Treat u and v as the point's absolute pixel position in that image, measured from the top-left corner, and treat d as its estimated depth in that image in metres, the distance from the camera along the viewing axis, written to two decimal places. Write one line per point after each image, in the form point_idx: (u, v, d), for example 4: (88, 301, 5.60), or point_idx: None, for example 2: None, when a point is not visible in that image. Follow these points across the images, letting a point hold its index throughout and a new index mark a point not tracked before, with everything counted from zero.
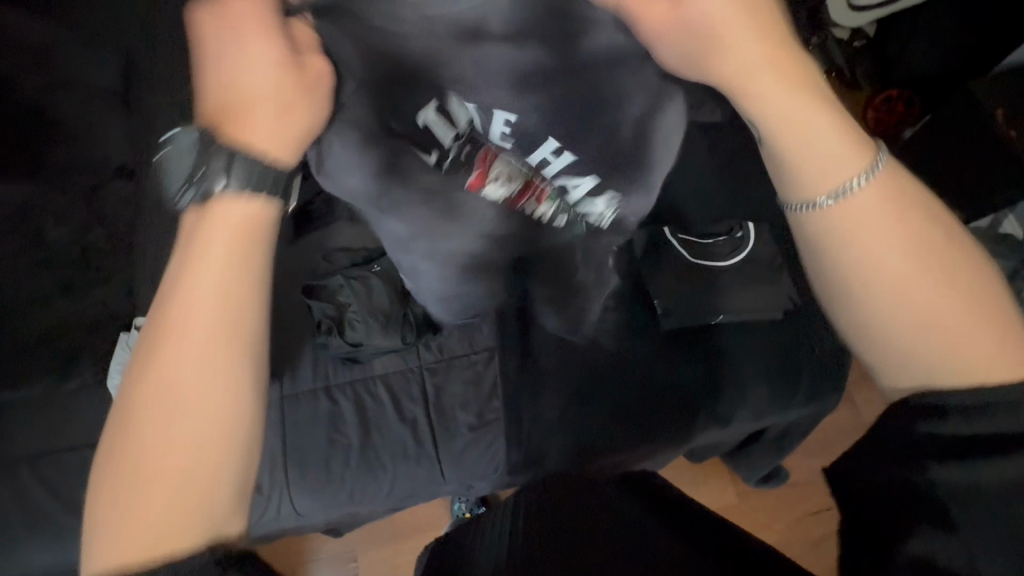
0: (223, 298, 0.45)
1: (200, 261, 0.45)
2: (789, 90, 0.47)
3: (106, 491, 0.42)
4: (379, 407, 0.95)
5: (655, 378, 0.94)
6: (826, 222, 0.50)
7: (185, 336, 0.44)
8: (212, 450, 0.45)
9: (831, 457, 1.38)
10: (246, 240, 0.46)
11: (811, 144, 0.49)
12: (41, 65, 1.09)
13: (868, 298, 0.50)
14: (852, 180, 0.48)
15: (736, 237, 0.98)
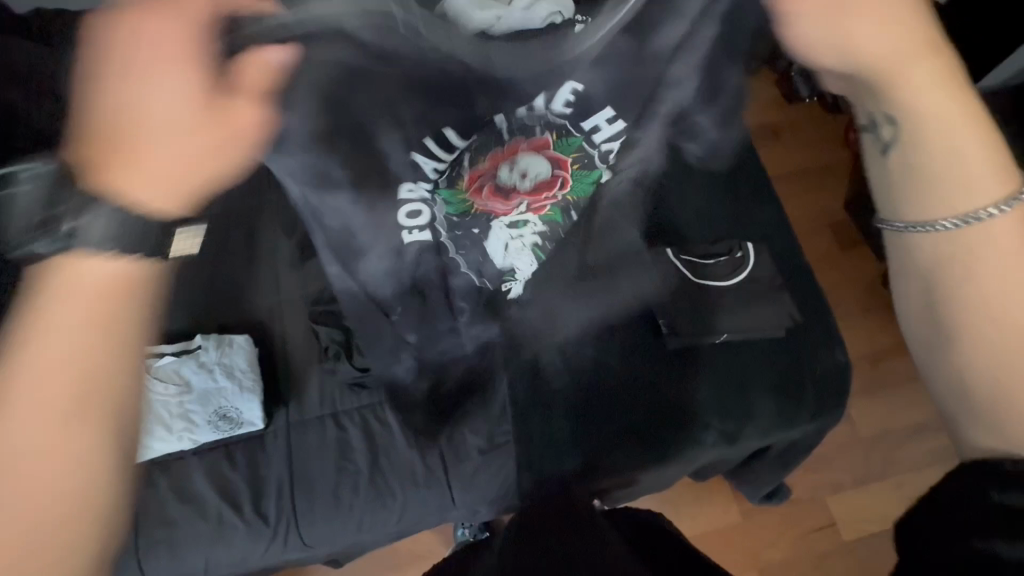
0: (87, 354, 0.37)
1: (49, 312, 0.37)
2: (938, 93, 0.43)
3: None
4: (388, 432, 0.95)
5: (662, 396, 0.95)
6: (937, 252, 0.45)
7: (34, 394, 0.36)
8: (70, 535, 0.36)
9: (832, 472, 1.40)
10: (110, 295, 0.38)
11: (967, 164, 0.43)
12: None
13: (962, 317, 0.45)
14: (980, 206, 0.43)
15: (736, 256, 1.02)
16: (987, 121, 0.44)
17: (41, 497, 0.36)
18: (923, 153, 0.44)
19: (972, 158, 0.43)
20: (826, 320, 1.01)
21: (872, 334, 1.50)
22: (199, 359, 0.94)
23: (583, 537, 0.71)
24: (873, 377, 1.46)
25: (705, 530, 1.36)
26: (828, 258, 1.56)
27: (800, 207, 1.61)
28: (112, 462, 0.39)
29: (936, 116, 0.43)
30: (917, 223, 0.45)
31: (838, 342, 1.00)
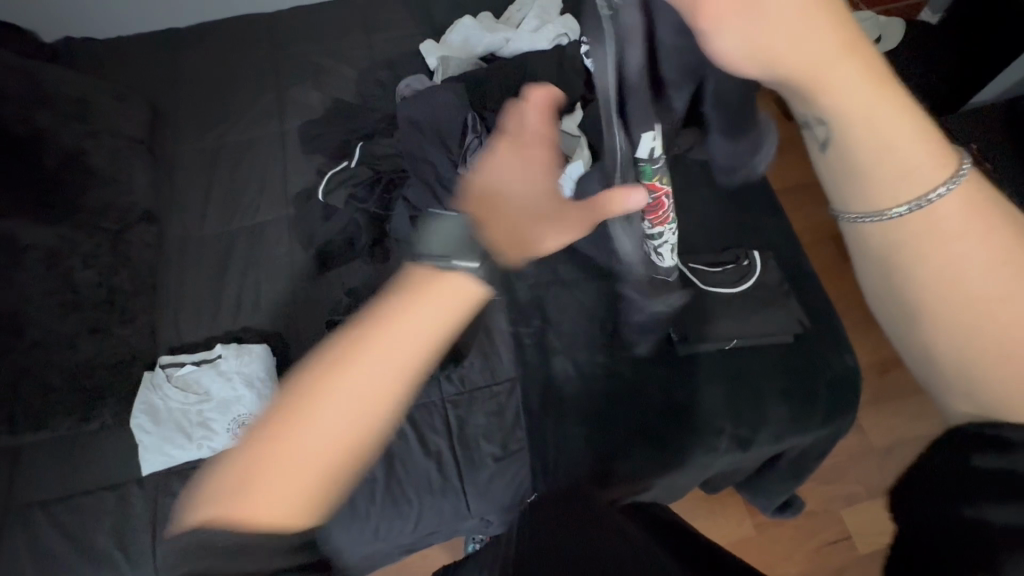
0: (430, 345, 0.47)
1: (408, 307, 0.47)
2: (865, 84, 0.37)
3: (257, 465, 0.43)
4: (402, 440, 0.95)
5: (675, 402, 0.96)
6: (892, 238, 0.38)
7: (362, 364, 0.45)
8: (336, 462, 0.45)
9: (845, 483, 1.39)
10: (462, 303, 0.49)
11: (907, 149, 0.37)
12: (76, 118, 1.16)
13: (925, 301, 0.38)
14: (928, 188, 0.37)
15: (742, 265, 1.03)
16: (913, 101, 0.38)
17: (339, 428, 0.45)
18: (867, 141, 0.37)
19: (912, 143, 0.37)
20: (834, 326, 1.02)
21: (879, 344, 1.51)
22: (217, 368, 0.97)
23: (592, 528, 0.75)
24: (882, 386, 1.47)
25: (719, 543, 1.35)
26: (832, 269, 1.58)
27: (803, 220, 1.63)
28: (386, 426, 0.47)
29: (871, 105, 0.37)
30: (873, 213, 0.38)
31: (847, 348, 1.01)
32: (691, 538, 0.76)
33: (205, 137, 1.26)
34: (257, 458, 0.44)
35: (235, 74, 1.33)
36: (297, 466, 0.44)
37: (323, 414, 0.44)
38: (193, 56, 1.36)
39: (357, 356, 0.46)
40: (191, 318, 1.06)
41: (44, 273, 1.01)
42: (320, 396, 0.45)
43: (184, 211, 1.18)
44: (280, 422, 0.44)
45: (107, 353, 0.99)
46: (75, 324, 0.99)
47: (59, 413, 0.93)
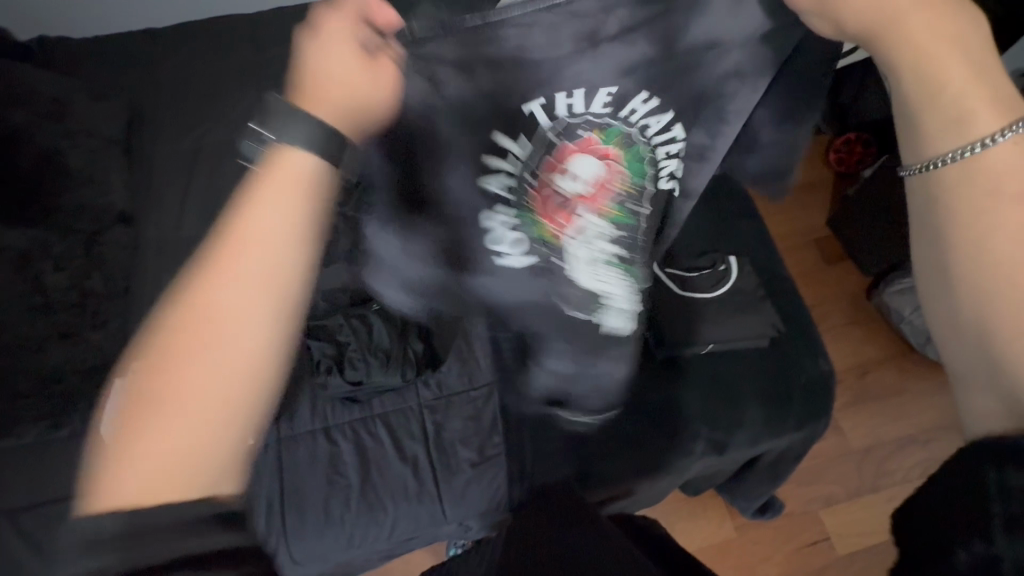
0: (279, 264, 0.46)
1: (258, 206, 0.45)
2: (954, 50, 0.46)
3: (142, 418, 0.45)
4: (379, 446, 0.95)
5: (651, 406, 0.97)
6: (936, 199, 0.49)
7: (228, 278, 0.45)
8: (232, 410, 0.46)
9: (824, 485, 1.40)
10: (312, 200, 0.47)
11: (962, 102, 0.47)
12: (50, 116, 1.14)
13: (969, 257, 0.47)
14: (981, 137, 0.46)
15: (719, 270, 1.04)
16: (991, 68, 0.47)
17: (220, 378, 0.45)
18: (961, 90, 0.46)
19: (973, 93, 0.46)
20: (809, 331, 1.03)
21: (858, 348, 1.52)
22: None
23: (571, 533, 0.73)
24: (860, 389, 1.48)
25: (699, 546, 1.35)
26: (812, 273, 1.60)
27: (785, 223, 1.65)
28: (270, 343, 0.47)
29: (958, 73, 0.46)
30: (926, 163, 0.49)
31: (822, 352, 1.02)
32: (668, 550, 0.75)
33: (182, 137, 1.24)
34: (140, 410, 0.45)
35: (215, 73, 1.32)
36: (187, 437, 0.45)
37: (183, 376, 0.44)
38: (171, 54, 1.34)
39: (205, 299, 0.45)
40: None
41: (15, 275, 0.99)
42: (182, 355, 0.44)
43: (158, 212, 1.16)
44: (150, 396, 0.45)
45: (79, 357, 0.97)
46: (47, 327, 0.97)
47: (30, 418, 0.92)
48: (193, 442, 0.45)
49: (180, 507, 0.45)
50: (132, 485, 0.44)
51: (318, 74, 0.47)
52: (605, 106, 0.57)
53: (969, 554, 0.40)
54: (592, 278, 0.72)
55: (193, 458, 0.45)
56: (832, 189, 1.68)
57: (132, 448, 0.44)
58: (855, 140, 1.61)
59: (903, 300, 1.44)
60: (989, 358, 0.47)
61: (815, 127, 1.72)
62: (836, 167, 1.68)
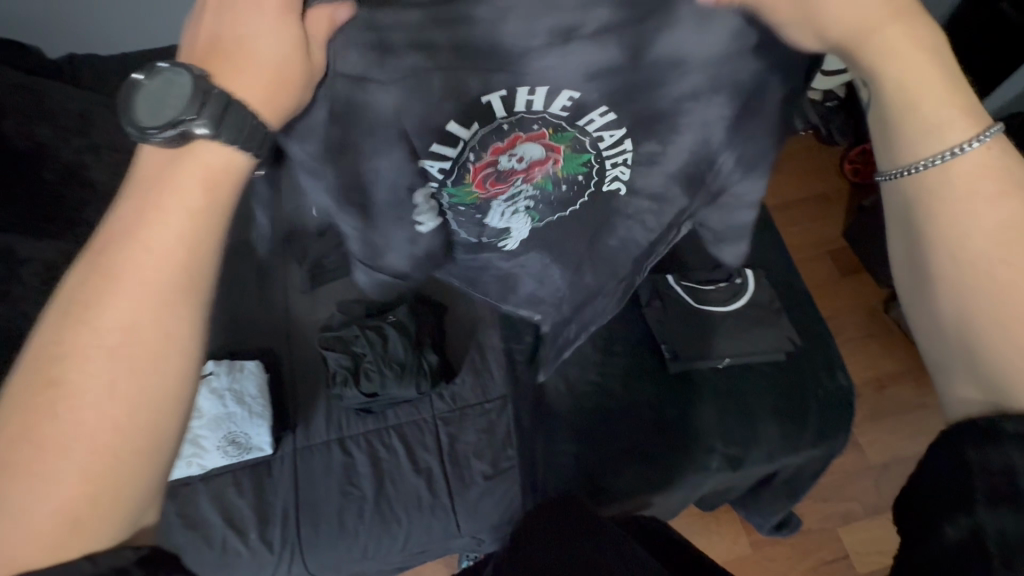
0: (182, 258, 0.38)
1: (158, 202, 0.38)
2: (916, 50, 0.42)
3: (7, 471, 0.34)
4: (393, 457, 0.95)
5: (665, 421, 0.96)
6: (916, 202, 0.44)
7: (131, 286, 0.37)
8: (145, 439, 0.37)
9: (842, 502, 1.38)
10: (216, 186, 0.39)
11: (936, 109, 0.42)
12: (76, 132, 1.18)
13: (945, 264, 0.43)
14: (955, 142, 0.42)
15: (735, 283, 1.03)
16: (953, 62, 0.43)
17: (119, 408, 0.36)
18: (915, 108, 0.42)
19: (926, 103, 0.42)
20: (827, 345, 1.02)
21: (875, 361, 1.50)
22: (209, 385, 0.95)
23: (587, 535, 0.74)
24: (879, 403, 1.46)
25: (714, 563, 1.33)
26: (827, 285, 1.58)
27: (800, 235, 1.64)
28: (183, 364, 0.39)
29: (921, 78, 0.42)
30: (893, 170, 0.44)
31: (840, 367, 1.00)
32: (687, 557, 0.74)
33: None
34: (4, 463, 0.35)
35: None
36: (80, 482, 0.35)
37: (81, 405, 0.36)
38: None
39: (90, 316, 0.37)
40: None
41: (39, 286, 1.01)
42: (70, 383, 0.36)
43: None
44: (33, 438, 0.35)
45: None
46: None
47: None
48: (93, 482, 0.35)
49: (85, 569, 0.35)
50: (27, 548, 0.34)
51: (226, 51, 0.39)
52: (562, 111, 0.49)
53: (957, 529, 0.41)
54: (505, 220, 0.64)
55: (90, 506, 0.35)
56: (847, 201, 1.67)
57: (16, 502, 0.34)
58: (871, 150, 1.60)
59: None
60: (952, 359, 0.45)
61: (828, 139, 1.72)
62: (851, 178, 1.68)
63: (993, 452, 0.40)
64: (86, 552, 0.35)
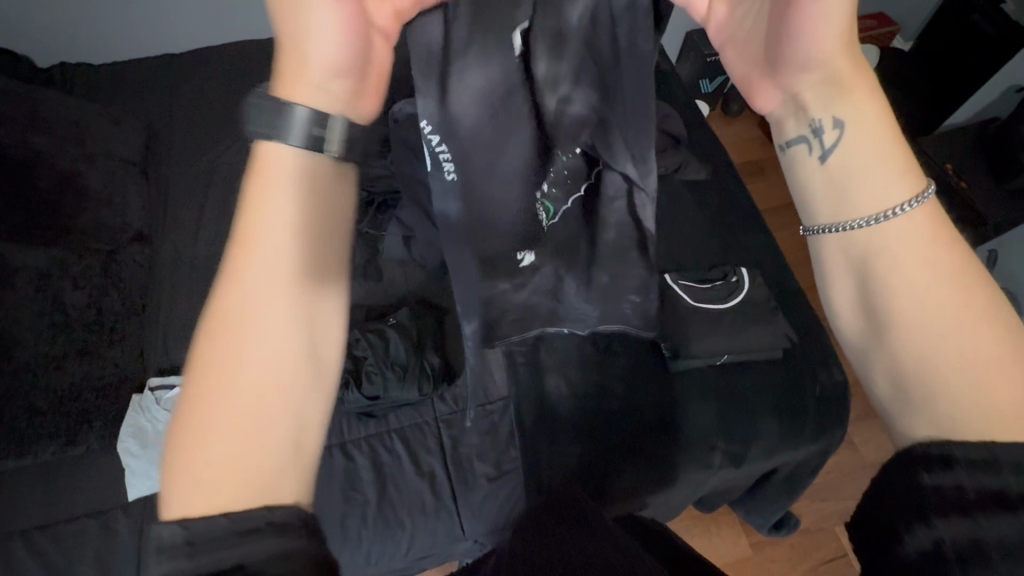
0: (288, 254, 0.43)
1: (269, 204, 0.42)
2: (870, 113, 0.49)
3: (177, 441, 0.40)
4: (395, 461, 0.95)
5: (667, 420, 0.97)
6: (864, 251, 0.49)
7: (255, 280, 0.42)
8: (278, 410, 0.42)
9: (839, 500, 1.39)
10: (323, 189, 0.45)
11: (877, 171, 0.49)
12: (70, 140, 1.17)
13: (895, 311, 0.47)
14: (896, 204, 0.48)
15: (731, 281, 1.06)
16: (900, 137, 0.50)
17: (254, 383, 0.41)
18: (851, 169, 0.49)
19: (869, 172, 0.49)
20: (821, 342, 1.04)
21: None
22: None
23: (586, 535, 0.73)
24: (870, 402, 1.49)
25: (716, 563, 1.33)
26: None
27: (789, 239, 1.68)
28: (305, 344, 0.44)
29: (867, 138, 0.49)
30: (834, 224, 0.50)
31: (835, 363, 1.02)
32: (676, 554, 0.72)
33: (201, 160, 1.29)
34: (175, 435, 0.41)
35: (234, 100, 1.38)
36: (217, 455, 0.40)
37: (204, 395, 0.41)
38: (192, 83, 1.40)
39: (225, 305, 0.42)
40: (180, 339, 1.06)
41: (33, 293, 1.00)
42: (216, 370, 0.41)
43: (175, 231, 1.19)
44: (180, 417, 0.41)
45: (95, 375, 0.98)
46: (62, 345, 0.98)
47: (43, 436, 0.91)
48: (239, 448, 0.40)
49: (233, 525, 0.39)
50: (187, 506, 0.39)
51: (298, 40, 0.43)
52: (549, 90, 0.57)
53: (915, 542, 0.41)
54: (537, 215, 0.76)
55: (224, 478, 0.40)
56: None
57: (176, 470, 0.40)
58: None
59: None
60: (904, 397, 0.48)
61: None
62: None
63: (983, 477, 0.41)
64: (224, 513, 0.39)
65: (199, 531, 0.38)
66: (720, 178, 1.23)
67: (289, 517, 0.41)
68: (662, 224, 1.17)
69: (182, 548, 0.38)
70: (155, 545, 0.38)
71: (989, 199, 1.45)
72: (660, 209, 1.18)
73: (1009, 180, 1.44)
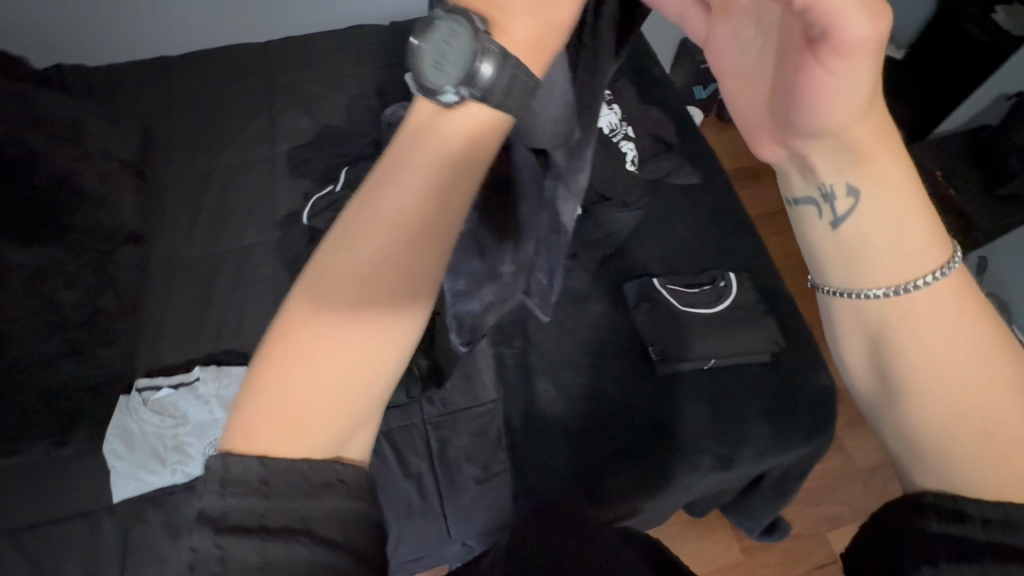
0: (417, 217, 0.39)
1: (410, 162, 0.39)
2: (896, 171, 0.43)
3: (263, 378, 0.37)
4: (383, 464, 0.93)
5: (656, 422, 0.97)
6: (883, 317, 0.45)
7: (381, 232, 0.38)
8: (371, 372, 0.39)
9: (831, 506, 1.39)
10: (467, 161, 0.40)
11: (904, 239, 0.44)
12: (65, 139, 1.17)
13: (913, 380, 0.44)
14: (920, 275, 0.43)
15: (719, 285, 1.06)
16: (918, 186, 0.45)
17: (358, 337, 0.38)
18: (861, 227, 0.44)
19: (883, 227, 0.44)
20: (810, 345, 1.05)
21: None
22: (197, 391, 0.95)
23: (580, 543, 0.76)
24: None
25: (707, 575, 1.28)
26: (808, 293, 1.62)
27: (781, 244, 1.68)
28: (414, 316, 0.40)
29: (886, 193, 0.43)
30: (849, 290, 0.45)
31: (824, 366, 1.03)
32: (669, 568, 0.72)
33: (196, 162, 1.30)
34: (264, 368, 0.38)
35: (230, 102, 1.39)
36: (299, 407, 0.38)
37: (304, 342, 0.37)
38: (188, 85, 1.41)
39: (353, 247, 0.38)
40: (172, 340, 1.07)
41: (25, 292, 0.99)
42: (327, 313, 0.38)
43: (170, 232, 1.20)
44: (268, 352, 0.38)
45: (88, 375, 0.98)
46: (52, 344, 0.98)
47: (31, 436, 0.91)
48: (325, 400, 0.38)
49: (303, 470, 0.39)
50: (260, 444, 0.38)
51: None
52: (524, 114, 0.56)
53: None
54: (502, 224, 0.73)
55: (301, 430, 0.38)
56: None
57: (260, 409, 0.38)
58: None
59: None
60: (914, 453, 0.46)
61: None
62: None
63: (994, 530, 0.42)
64: (304, 457, 0.39)
65: (278, 473, 0.38)
66: (711, 182, 1.24)
67: (354, 472, 0.41)
68: (654, 227, 1.18)
69: (257, 487, 0.38)
70: (223, 474, 0.37)
71: (979, 204, 1.49)
72: (651, 212, 1.19)
73: (1000, 185, 1.47)
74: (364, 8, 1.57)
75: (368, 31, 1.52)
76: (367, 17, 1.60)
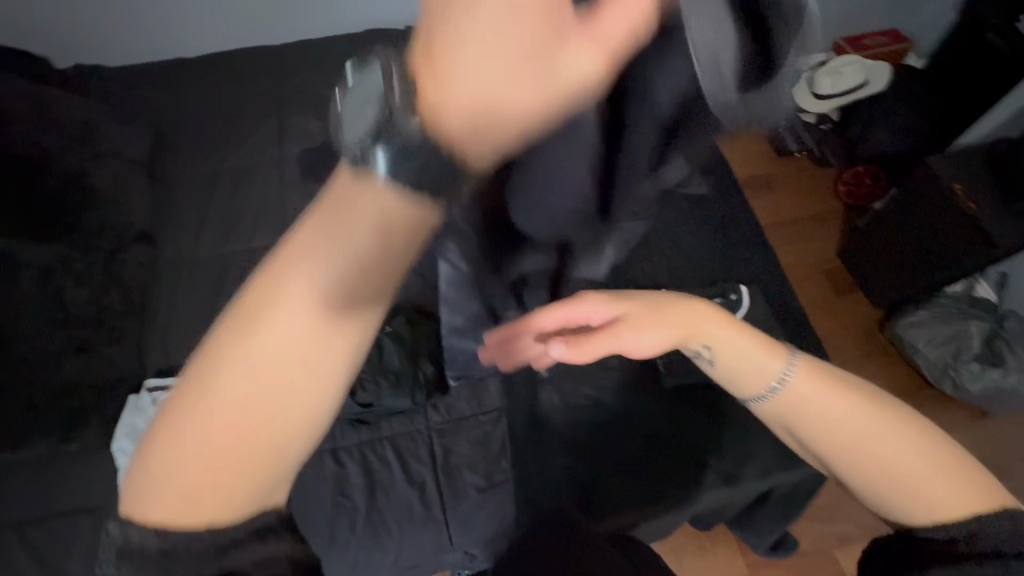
0: (335, 296, 0.31)
1: (318, 225, 0.31)
2: (730, 330, 0.62)
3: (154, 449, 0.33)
4: (386, 469, 0.94)
5: (660, 437, 0.96)
6: (772, 409, 0.63)
7: (288, 308, 0.31)
8: (277, 454, 0.33)
9: (839, 523, 1.37)
10: (388, 242, 0.30)
11: (760, 361, 0.62)
12: (79, 139, 1.19)
13: (826, 440, 0.60)
14: (781, 378, 0.62)
15: (730, 298, 1.02)
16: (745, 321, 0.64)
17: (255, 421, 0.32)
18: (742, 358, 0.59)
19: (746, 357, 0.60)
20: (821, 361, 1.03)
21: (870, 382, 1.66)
22: None
23: (583, 554, 0.75)
24: None
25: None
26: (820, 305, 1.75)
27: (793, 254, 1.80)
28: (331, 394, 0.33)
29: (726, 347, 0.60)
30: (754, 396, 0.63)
31: None
32: None
33: (208, 163, 1.31)
34: (157, 440, 0.33)
35: (242, 104, 1.40)
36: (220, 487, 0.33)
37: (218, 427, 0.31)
38: (201, 86, 1.42)
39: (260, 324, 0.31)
40: (180, 340, 1.08)
41: (36, 290, 1.01)
42: (220, 390, 0.31)
43: (181, 233, 1.21)
44: (159, 425, 0.33)
45: (93, 372, 0.99)
46: (62, 341, 0.99)
47: (37, 431, 0.92)
48: (220, 485, 0.33)
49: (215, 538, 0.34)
50: (156, 517, 0.33)
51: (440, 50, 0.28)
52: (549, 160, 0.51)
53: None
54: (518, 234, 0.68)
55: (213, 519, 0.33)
56: (841, 221, 1.87)
57: (153, 482, 0.33)
58: (862, 172, 1.85)
59: (917, 332, 1.58)
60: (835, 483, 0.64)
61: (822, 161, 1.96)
62: (845, 201, 1.88)
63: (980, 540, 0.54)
64: (207, 527, 0.34)
65: (180, 545, 0.33)
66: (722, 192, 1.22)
67: (279, 520, 0.37)
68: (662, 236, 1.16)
69: (156, 559, 0.33)
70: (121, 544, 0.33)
71: (997, 221, 1.43)
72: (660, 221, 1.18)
73: (1016, 202, 1.44)
74: (377, 13, 1.58)
75: (380, 34, 1.53)
76: (380, 21, 1.61)
